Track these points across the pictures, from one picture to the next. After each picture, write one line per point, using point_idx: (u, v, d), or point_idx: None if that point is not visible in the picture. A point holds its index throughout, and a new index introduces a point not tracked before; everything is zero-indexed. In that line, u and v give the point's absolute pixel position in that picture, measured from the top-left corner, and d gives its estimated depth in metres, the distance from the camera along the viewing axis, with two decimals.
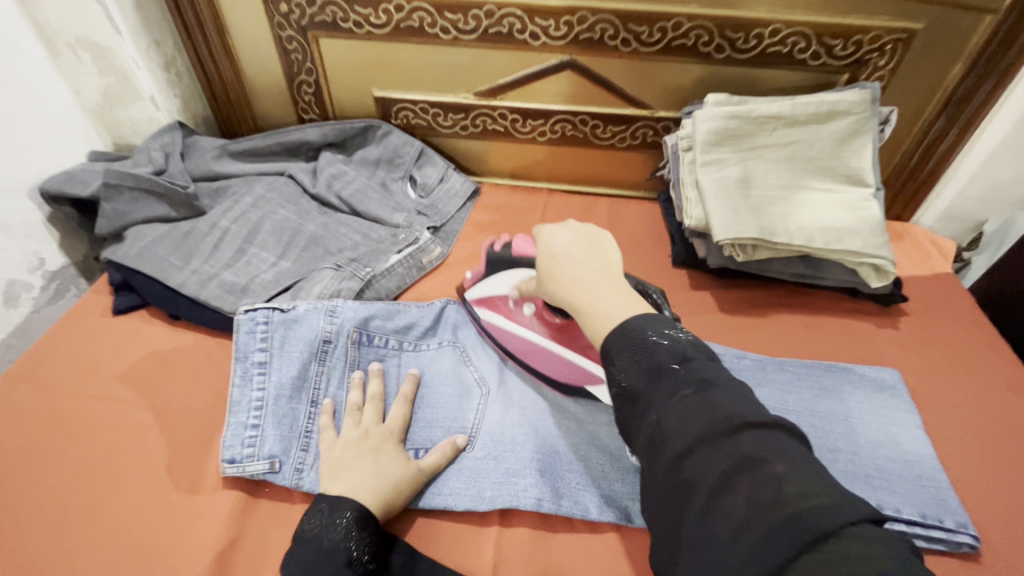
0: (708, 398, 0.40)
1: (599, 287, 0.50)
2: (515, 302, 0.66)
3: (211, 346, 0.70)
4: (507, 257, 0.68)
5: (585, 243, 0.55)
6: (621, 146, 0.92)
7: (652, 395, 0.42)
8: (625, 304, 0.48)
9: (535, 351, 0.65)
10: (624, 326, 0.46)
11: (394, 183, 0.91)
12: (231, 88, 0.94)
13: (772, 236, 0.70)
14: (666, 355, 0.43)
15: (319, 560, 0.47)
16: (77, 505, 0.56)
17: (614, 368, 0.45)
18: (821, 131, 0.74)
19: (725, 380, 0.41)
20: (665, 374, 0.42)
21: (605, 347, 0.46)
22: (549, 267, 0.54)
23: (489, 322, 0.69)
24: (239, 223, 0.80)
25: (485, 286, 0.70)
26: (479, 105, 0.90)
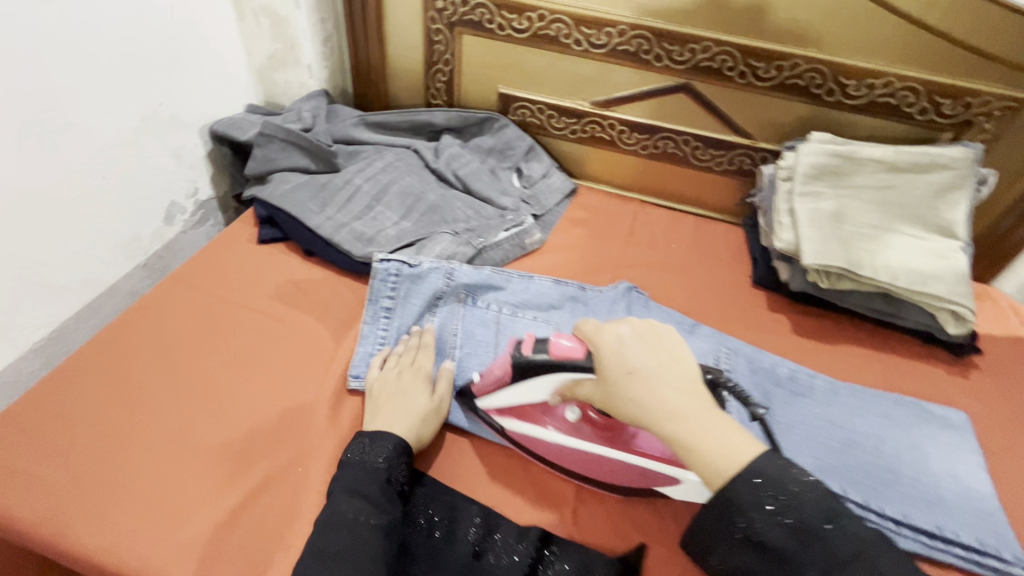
0: (873, 564, 0.44)
1: (703, 417, 0.48)
2: (554, 410, 0.61)
3: (338, 282, 0.80)
4: (540, 360, 0.57)
5: (658, 347, 0.51)
6: (718, 169, 0.98)
7: (802, 556, 0.45)
8: (736, 439, 0.48)
9: (583, 458, 0.61)
10: (746, 472, 0.47)
11: (503, 172, 1.01)
12: (375, 68, 1.06)
13: (859, 269, 0.75)
14: (817, 514, 0.46)
15: (366, 477, 0.55)
16: (222, 386, 0.66)
17: (742, 520, 0.47)
18: (919, 181, 0.78)
19: (873, 539, 0.45)
20: (814, 535, 0.45)
21: (726, 492, 0.47)
22: (630, 389, 0.49)
23: (524, 435, 0.62)
24: (370, 183, 0.91)
25: (511, 395, 0.61)
26: (592, 113, 0.98)
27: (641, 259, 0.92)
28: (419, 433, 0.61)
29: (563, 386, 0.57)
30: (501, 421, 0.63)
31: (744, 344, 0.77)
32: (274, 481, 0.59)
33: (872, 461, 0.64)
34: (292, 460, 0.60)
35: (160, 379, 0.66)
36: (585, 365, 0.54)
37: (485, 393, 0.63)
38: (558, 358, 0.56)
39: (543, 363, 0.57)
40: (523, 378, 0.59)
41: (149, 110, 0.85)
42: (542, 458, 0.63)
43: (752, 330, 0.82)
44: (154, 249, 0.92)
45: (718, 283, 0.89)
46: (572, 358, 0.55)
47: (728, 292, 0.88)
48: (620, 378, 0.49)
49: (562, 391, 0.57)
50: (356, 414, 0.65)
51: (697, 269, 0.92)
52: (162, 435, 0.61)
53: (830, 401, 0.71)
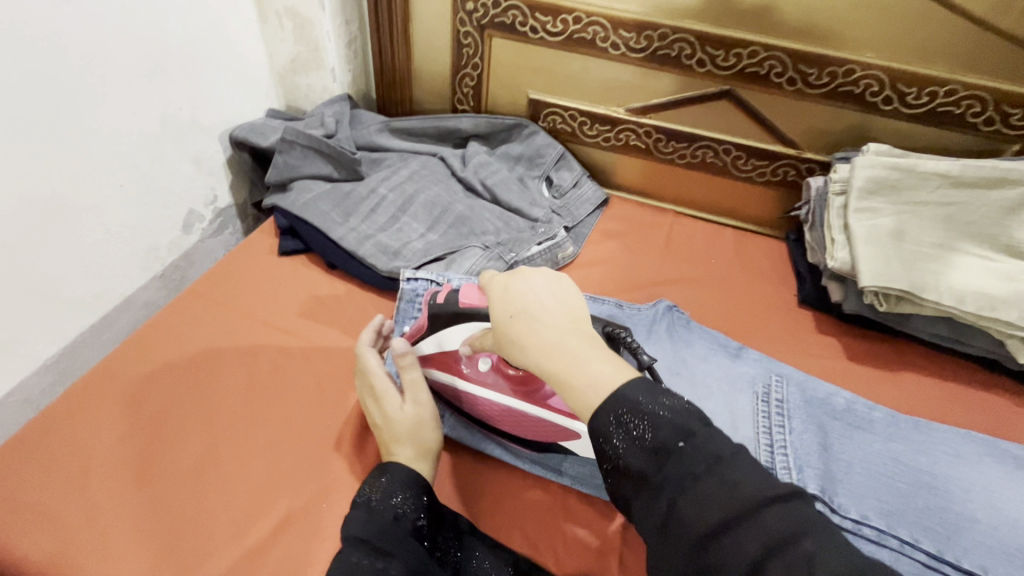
0: (723, 477, 0.40)
1: (579, 352, 0.46)
2: (467, 360, 0.60)
3: (362, 298, 0.77)
4: (450, 306, 0.59)
5: (546, 293, 0.50)
6: (760, 180, 0.93)
7: (664, 477, 0.41)
8: (610, 370, 0.45)
9: (496, 409, 0.60)
10: (613, 399, 0.43)
11: (532, 181, 0.96)
12: (399, 72, 1.02)
13: (921, 292, 0.70)
14: (669, 431, 0.42)
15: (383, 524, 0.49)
16: (246, 410, 0.63)
17: (611, 449, 0.43)
18: (988, 197, 0.72)
19: (730, 454, 0.41)
20: (670, 455, 0.41)
21: (594, 425, 0.44)
22: (510, 330, 0.48)
23: (443, 380, 0.62)
24: (395, 192, 0.87)
25: (433, 343, 0.61)
26: (627, 121, 0.93)
27: (679, 275, 0.87)
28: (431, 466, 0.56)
29: (475, 332, 0.57)
30: (434, 373, 0.63)
31: (795, 371, 0.72)
32: (300, 514, 0.55)
33: (943, 504, 0.59)
34: (319, 492, 0.57)
35: (180, 400, 0.63)
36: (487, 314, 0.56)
37: (415, 339, 0.64)
38: (466, 307, 0.58)
39: (459, 311, 0.58)
40: (444, 323, 0.60)
41: (169, 114, 0.82)
42: (473, 413, 0.62)
43: (801, 354, 0.77)
44: (171, 259, 0.88)
45: (762, 302, 0.84)
46: (478, 306, 0.57)
47: (773, 313, 0.83)
48: (501, 320, 0.48)
49: (471, 343, 0.55)
50: None
51: (738, 286, 0.87)
52: (184, 463, 0.58)
53: (891, 436, 0.66)
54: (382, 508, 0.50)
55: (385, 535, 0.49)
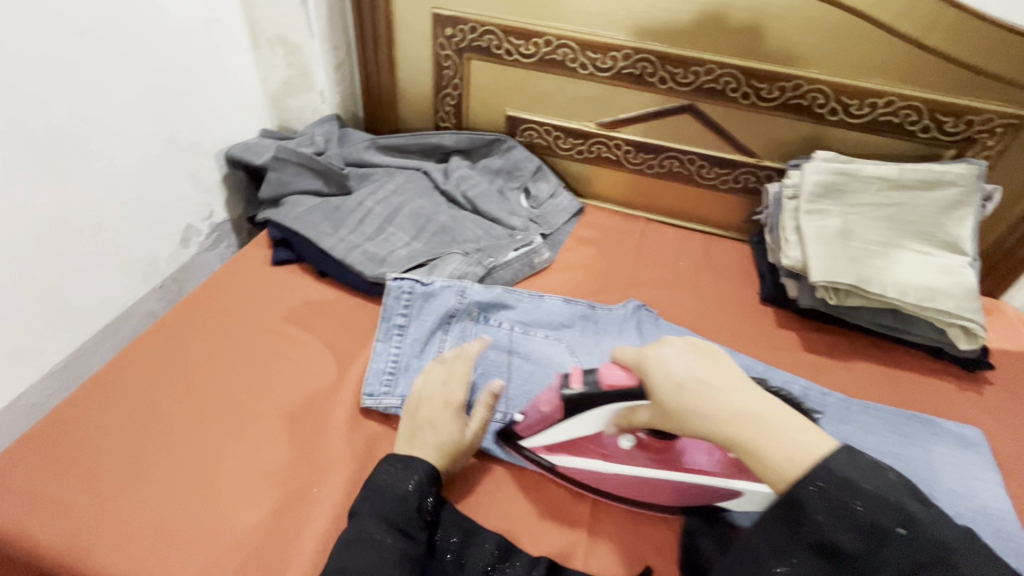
0: (950, 566, 0.39)
1: (771, 420, 0.46)
2: (611, 440, 0.62)
3: (351, 303, 0.82)
4: (596, 393, 0.58)
5: (706, 358, 0.51)
6: (723, 187, 1.00)
7: (875, 560, 0.41)
8: (804, 436, 0.46)
9: (644, 487, 0.60)
10: (818, 470, 0.44)
11: (511, 192, 1.02)
12: (385, 93, 1.09)
13: (867, 285, 0.76)
14: (885, 515, 0.42)
15: (393, 504, 0.55)
16: (242, 406, 0.67)
17: (809, 522, 0.43)
18: (924, 198, 0.79)
19: (957, 541, 0.40)
20: (881, 535, 0.42)
21: (794, 497, 0.44)
22: (689, 404, 0.48)
23: (575, 468, 0.63)
24: (381, 205, 0.93)
25: (554, 433, 0.62)
26: (598, 134, 1.00)
27: (650, 277, 0.93)
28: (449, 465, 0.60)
29: (616, 413, 0.58)
30: (555, 459, 0.64)
31: (755, 361, 0.78)
32: (292, 501, 0.59)
33: None
34: (310, 480, 0.61)
35: (179, 399, 0.67)
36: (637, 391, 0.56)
37: (532, 432, 0.63)
38: (609, 386, 0.57)
39: (599, 393, 0.58)
40: (572, 412, 0.61)
41: (170, 136, 0.88)
42: (611, 493, 0.62)
43: (762, 347, 0.82)
44: (170, 271, 0.93)
45: (727, 301, 0.90)
46: (626, 387, 0.56)
47: (737, 309, 0.88)
48: (675, 394, 0.49)
49: (615, 421, 0.59)
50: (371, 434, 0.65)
51: (706, 286, 0.92)
52: (183, 456, 0.62)
53: (844, 418, 0.71)
54: (393, 488, 0.56)
55: (394, 515, 0.55)
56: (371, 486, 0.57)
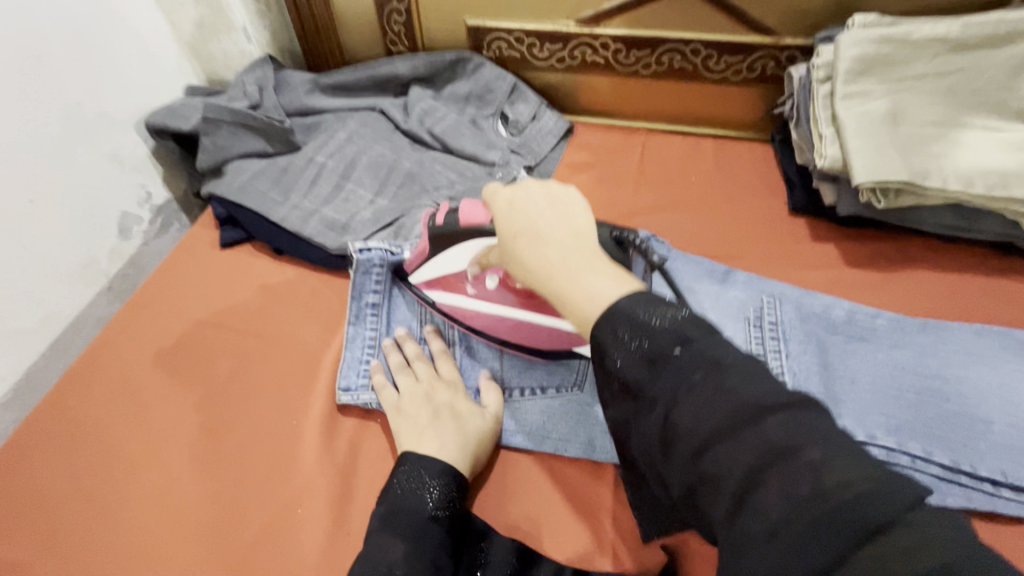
0: (718, 382, 0.34)
1: (581, 268, 0.43)
2: (474, 278, 0.58)
3: (315, 281, 0.71)
4: (453, 229, 0.56)
5: (550, 207, 0.47)
6: (735, 79, 0.83)
7: (657, 388, 0.36)
8: (607, 280, 0.42)
9: (510, 325, 0.58)
10: (609, 314, 0.39)
11: (485, 121, 0.87)
12: (320, 19, 0.91)
13: (924, 180, 0.62)
14: (664, 338, 0.37)
15: (418, 527, 0.45)
16: (205, 421, 0.58)
17: (608, 360, 0.39)
18: (993, 58, 0.63)
19: (731, 359, 0.35)
20: (665, 362, 0.36)
21: (594, 335, 0.40)
22: (516, 248, 0.46)
23: (451, 306, 0.60)
24: (335, 158, 0.79)
25: (436, 265, 0.59)
26: (581, 34, 0.83)
27: (658, 201, 0.79)
28: (475, 461, 0.51)
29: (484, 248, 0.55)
30: (432, 293, 0.61)
31: (789, 286, 0.66)
32: (272, 527, 0.52)
33: (954, 410, 0.55)
34: (291, 500, 0.53)
35: (134, 423, 0.59)
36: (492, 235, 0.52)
37: (417, 267, 0.61)
38: (468, 225, 0.55)
39: (460, 231, 0.55)
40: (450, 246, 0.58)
41: (69, 109, 0.73)
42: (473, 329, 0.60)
43: (795, 267, 0.71)
44: (116, 269, 0.83)
45: (749, 216, 0.77)
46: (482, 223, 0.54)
47: (762, 225, 0.76)
48: (507, 240, 0.47)
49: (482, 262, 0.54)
50: (356, 434, 0.57)
51: (723, 202, 0.79)
52: (143, 490, 0.54)
53: (897, 343, 0.60)
54: (417, 503, 0.46)
55: (422, 538, 0.44)
56: (392, 500, 0.46)
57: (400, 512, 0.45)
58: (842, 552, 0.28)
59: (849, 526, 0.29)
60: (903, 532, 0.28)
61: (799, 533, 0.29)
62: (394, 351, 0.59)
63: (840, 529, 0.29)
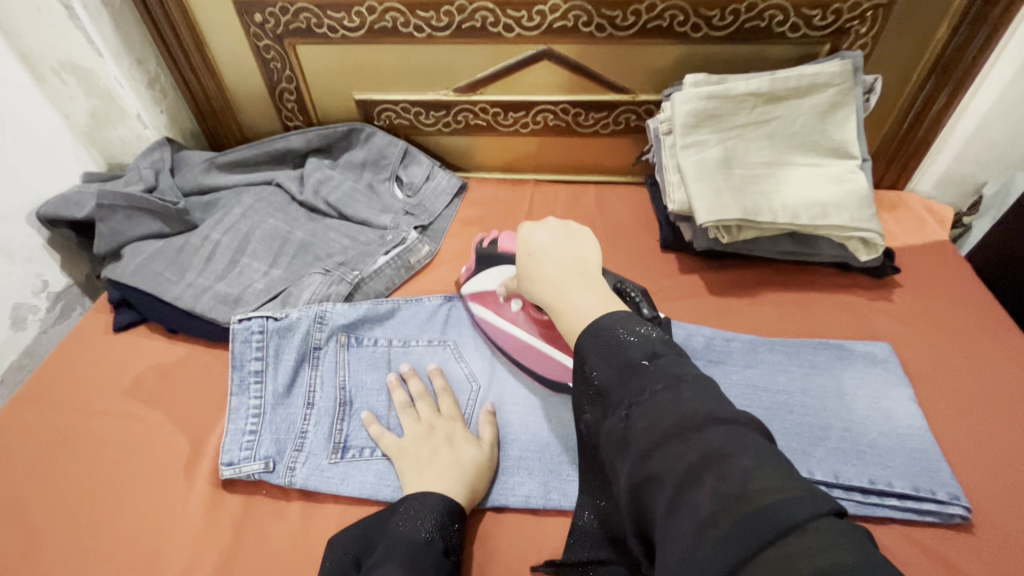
0: (674, 394, 0.37)
1: (580, 288, 0.50)
2: (503, 298, 0.68)
3: (209, 357, 0.72)
4: (492, 253, 0.70)
5: (565, 239, 0.56)
6: (605, 132, 0.92)
7: (621, 393, 0.40)
8: (597, 302, 0.48)
9: (524, 348, 0.65)
10: (595, 326, 0.44)
11: (381, 185, 0.92)
12: (217, 100, 0.96)
13: (756, 216, 0.69)
14: (635, 350, 0.41)
15: (414, 551, 0.47)
16: (86, 514, 0.58)
17: (590, 371, 0.43)
18: (802, 105, 0.73)
19: (692, 376, 0.38)
20: (635, 372, 0.40)
21: (577, 347, 0.45)
22: (529, 265, 0.54)
23: (483, 320, 0.69)
24: (229, 234, 0.82)
25: (477, 281, 0.71)
26: (460, 101, 0.90)
27: None
28: (473, 487, 0.54)
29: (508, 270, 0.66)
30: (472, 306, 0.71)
31: None
32: None
33: (797, 421, 0.61)
34: None
35: (10, 523, 0.58)
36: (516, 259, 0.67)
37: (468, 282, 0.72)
38: (503, 252, 0.69)
39: (497, 256, 0.70)
40: (488, 265, 0.71)
41: None
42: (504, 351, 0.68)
43: (666, 299, 0.77)
44: (9, 361, 0.82)
45: (626, 255, 0.83)
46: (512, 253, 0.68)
47: (638, 262, 0.82)
48: (522, 258, 0.55)
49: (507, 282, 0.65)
50: (241, 509, 0.57)
51: (603, 244, 0.85)
52: None
53: (751, 363, 0.67)
54: (411, 531, 0.48)
55: (419, 562, 0.46)
56: (392, 534, 0.49)
57: (396, 541, 0.48)
58: (753, 549, 0.28)
59: (758, 531, 0.29)
60: (804, 535, 0.28)
61: (722, 525, 0.30)
62: (399, 389, 0.62)
63: (752, 533, 0.29)
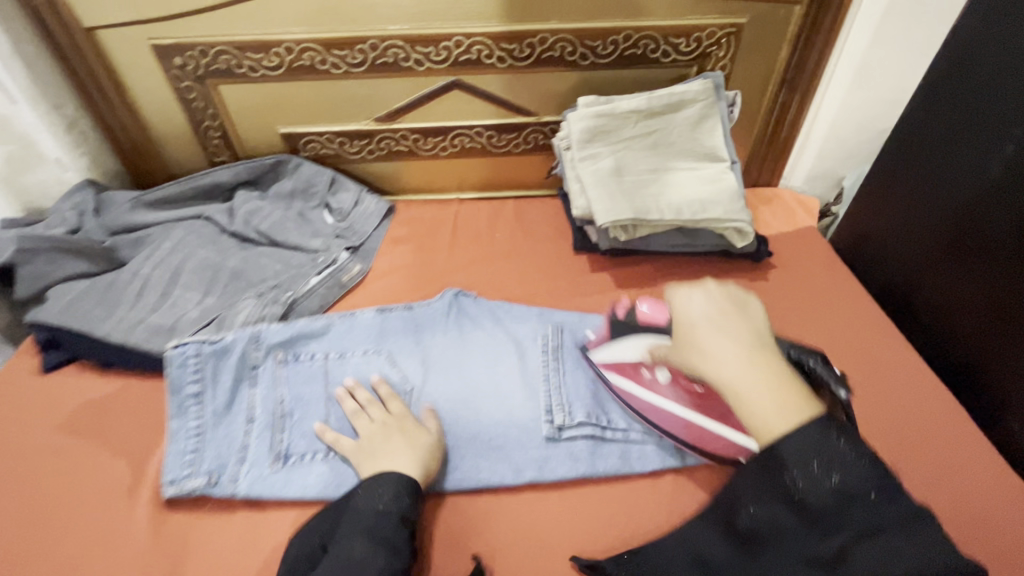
0: (915, 532, 0.42)
1: (761, 379, 0.49)
2: (650, 369, 0.69)
3: (144, 386, 0.74)
4: (632, 323, 0.75)
5: (727, 310, 0.54)
6: (517, 151, 1.01)
7: (839, 519, 0.44)
8: (788, 402, 0.48)
9: (682, 423, 0.66)
10: (794, 436, 0.46)
11: (311, 212, 0.97)
12: (138, 139, 0.97)
13: (646, 215, 0.80)
14: (861, 482, 0.44)
15: (375, 524, 0.53)
16: (22, 549, 0.58)
17: (788, 476, 0.46)
18: (676, 119, 0.85)
19: (923, 514, 0.43)
20: (860, 501, 0.44)
21: (773, 449, 0.47)
22: (694, 335, 0.53)
23: (621, 389, 0.69)
24: (160, 268, 0.84)
25: (615, 350, 0.72)
26: (381, 130, 0.97)
27: (471, 259, 0.93)
28: (429, 466, 0.60)
29: (654, 342, 0.70)
30: (606, 372, 0.71)
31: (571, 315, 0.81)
32: None
33: None
34: None
35: None
36: (664, 329, 0.73)
37: (600, 347, 0.73)
38: (644, 322, 0.74)
39: (638, 326, 0.75)
40: (627, 334, 0.74)
41: None
42: (653, 425, 0.67)
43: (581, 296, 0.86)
44: None
45: (543, 259, 0.92)
46: (658, 322, 0.74)
47: (555, 265, 0.91)
48: (683, 328, 0.54)
49: (654, 352, 0.66)
50: (186, 525, 0.60)
51: (523, 252, 0.94)
52: None
53: None
54: (370, 507, 0.55)
55: (380, 531, 0.53)
56: (354, 510, 0.55)
57: (356, 519, 0.54)
58: None
59: None
60: None
61: None
62: (350, 398, 0.67)
63: None
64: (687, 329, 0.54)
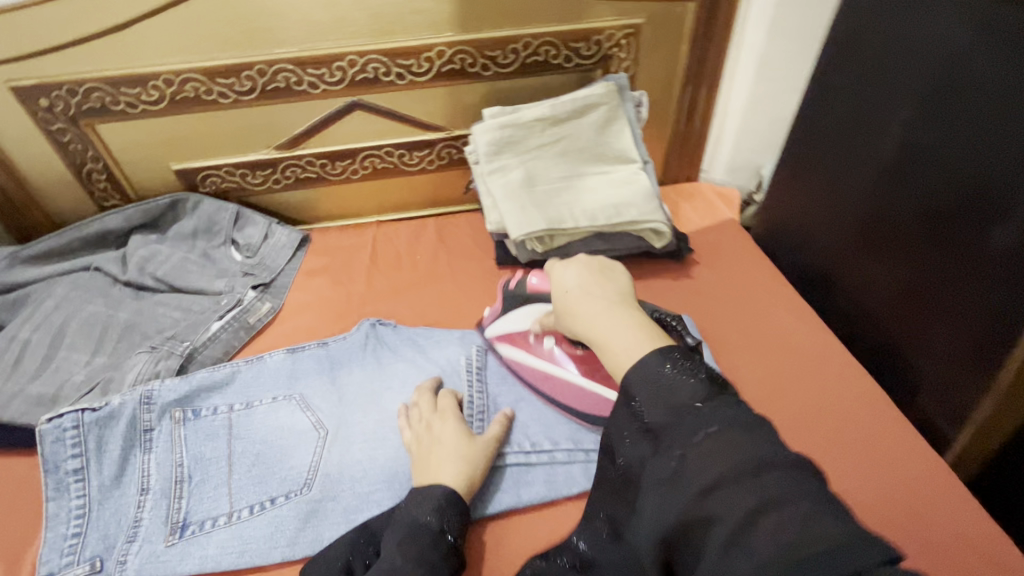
0: (742, 429, 0.37)
1: (620, 327, 0.49)
2: (536, 337, 0.69)
3: (23, 467, 0.66)
4: (523, 293, 0.71)
5: (595, 275, 0.57)
6: (432, 168, 0.98)
7: (671, 432, 0.39)
8: (643, 340, 0.47)
9: (566, 385, 0.67)
10: (642, 366, 0.44)
11: (216, 251, 0.90)
12: (12, 190, 0.89)
13: (560, 225, 0.78)
14: (688, 391, 0.40)
15: (413, 532, 0.51)
16: None
17: (633, 402, 0.43)
18: (584, 124, 0.83)
19: (748, 416, 0.38)
20: (689, 412, 0.39)
21: (623, 381, 0.44)
22: (567, 302, 0.55)
23: (514, 359, 0.71)
24: (41, 330, 0.76)
25: (504, 324, 0.72)
26: (284, 158, 0.92)
27: (390, 284, 0.88)
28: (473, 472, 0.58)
29: (540, 312, 0.68)
30: (501, 347, 0.73)
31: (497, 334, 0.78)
32: None
33: None
34: None
35: None
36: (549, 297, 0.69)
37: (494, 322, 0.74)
38: (535, 291, 0.70)
39: (529, 295, 0.71)
40: (516, 305, 0.72)
41: None
42: (542, 392, 0.69)
43: None
44: None
45: (465, 277, 0.89)
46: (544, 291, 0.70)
47: (478, 283, 0.88)
48: (558, 297, 0.56)
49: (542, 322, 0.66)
50: None
51: (445, 272, 0.90)
52: None
53: None
54: (419, 517, 0.53)
55: (418, 542, 0.50)
56: (405, 516, 0.53)
57: (399, 527, 0.52)
58: None
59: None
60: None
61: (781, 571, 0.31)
62: (425, 394, 0.65)
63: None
64: (561, 295, 0.55)
